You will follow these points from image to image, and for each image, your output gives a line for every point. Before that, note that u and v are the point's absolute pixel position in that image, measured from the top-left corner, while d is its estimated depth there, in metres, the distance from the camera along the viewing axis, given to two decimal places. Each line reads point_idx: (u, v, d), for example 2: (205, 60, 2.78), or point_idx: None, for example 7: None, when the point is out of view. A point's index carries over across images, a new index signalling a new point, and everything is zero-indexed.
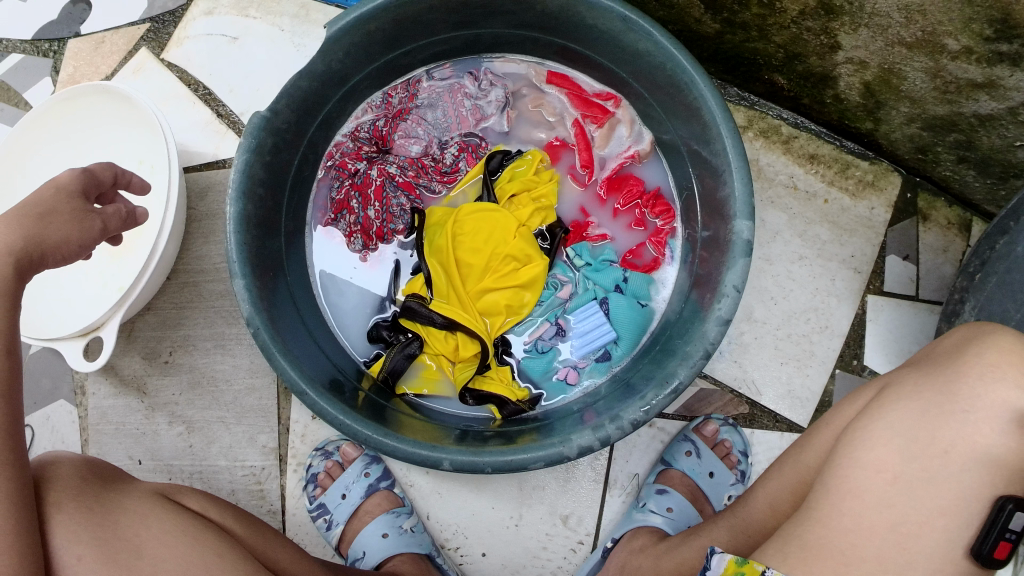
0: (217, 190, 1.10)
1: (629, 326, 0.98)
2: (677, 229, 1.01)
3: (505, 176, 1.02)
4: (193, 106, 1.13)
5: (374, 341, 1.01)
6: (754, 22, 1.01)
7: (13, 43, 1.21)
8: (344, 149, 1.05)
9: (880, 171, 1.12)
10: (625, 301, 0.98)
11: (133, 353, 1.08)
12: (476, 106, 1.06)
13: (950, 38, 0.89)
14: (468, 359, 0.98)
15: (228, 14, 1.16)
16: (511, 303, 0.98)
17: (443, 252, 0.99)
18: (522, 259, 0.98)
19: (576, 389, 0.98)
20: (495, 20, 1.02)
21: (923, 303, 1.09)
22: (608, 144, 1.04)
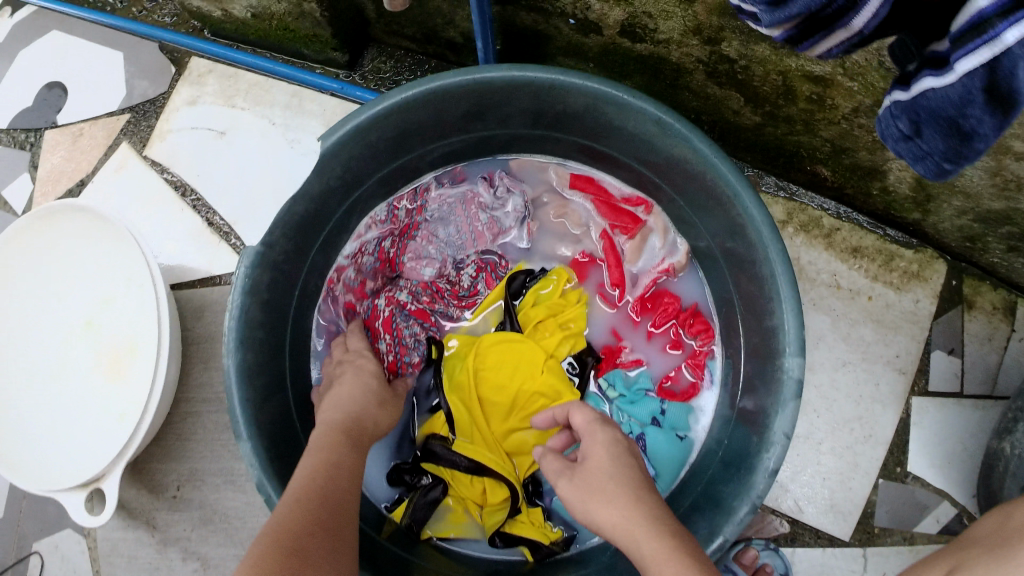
0: (214, 308, 1.02)
1: (669, 461, 0.92)
2: (715, 350, 0.96)
3: (529, 300, 0.98)
4: (181, 212, 1.04)
5: (394, 484, 0.93)
6: (801, 116, 0.95)
7: None
8: (348, 277, 1.00)
9: (925, 259, 1.06)
10: (663, 434, 0.92)
11: (140, 487, 1.03)
12: (493, 219, 1.02)
13: (1017, 140, 0.80)
14: (497, 504, 0.91)
15: (214, 104, 1.07)
16: (540, 443, 0.91)
17: (465, 390, 0.93)
18: (550, 395, 0.91)
19: None
20: (508, 122, 0.96)
21: (969, 399, 1.03)
22: (640, 257, 0.99)
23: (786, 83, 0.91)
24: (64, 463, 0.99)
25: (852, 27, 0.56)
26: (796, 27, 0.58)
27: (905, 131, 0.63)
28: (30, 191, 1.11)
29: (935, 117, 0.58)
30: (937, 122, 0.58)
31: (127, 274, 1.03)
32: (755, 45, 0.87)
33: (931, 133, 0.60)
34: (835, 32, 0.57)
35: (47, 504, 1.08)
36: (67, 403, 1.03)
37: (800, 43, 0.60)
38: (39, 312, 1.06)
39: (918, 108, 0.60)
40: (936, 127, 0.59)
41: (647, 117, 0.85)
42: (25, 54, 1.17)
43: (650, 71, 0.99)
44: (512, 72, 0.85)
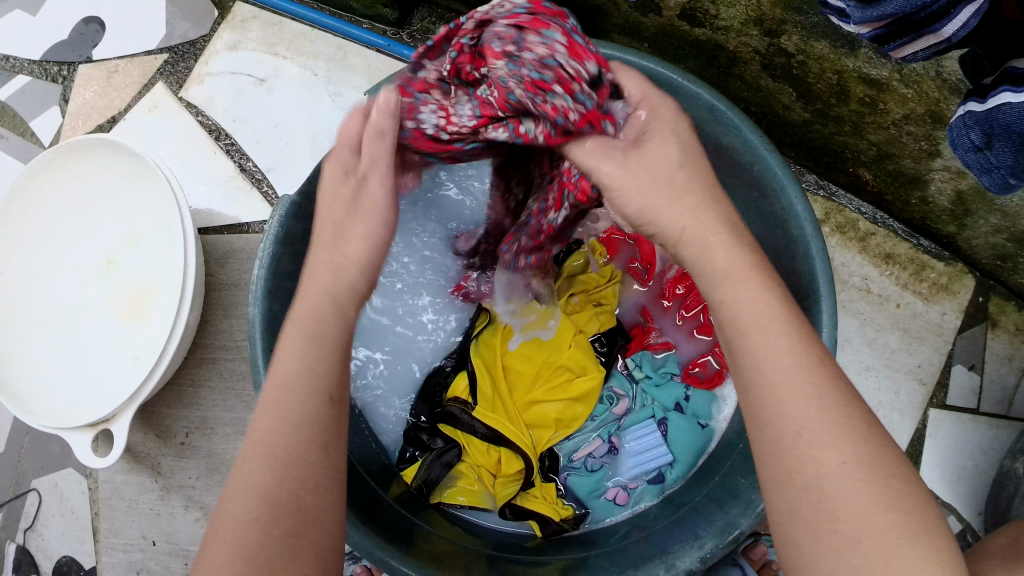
0: (238, 256, 1.00)
1: (688, 447, 0.93)
2: None
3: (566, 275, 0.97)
4: (215, 156, 1.02)
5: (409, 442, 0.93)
6: (849, 117, 0.95)
7: (22, 65, 1.12)
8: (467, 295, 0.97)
9: (955, 273, 1.06)
10: (685, 421, 0.94)
11: (147, 430, 1.01)
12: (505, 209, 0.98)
13: None
14: (512, 475, 0.90)
15: (255, 51, 1.04)
16: (562, 416, 0.91)
17: (490, 361, 0.93)
18: (577, 370, 0.92)
19: (625, 511, 0.93)
20: None
21: (984, 417, 1.03)
22: None
23: (840, 82, 0.90)
24: (76, 399, 0.98)
25: (942, 34, 0.57)
26: (885, 26, 0.59)
27: (975, 143, 0.63)
28: (58, 125, 1.10)
29: (1009, 132, 0.59)
30: (1010, 137, 0.59)
31: (154, 213, 1.03)
32: (816, 41, 0.86)
33: (1001, 147, 0.61)
34: (924, 36, 0.58)
35: (50, 443, 1.05)
36: (83, 340, 1.02)
37: (886, 43, 0.61)
38: (60, 248, 1.06)
39: (993, 122, 0.60)
40: (1003, 141, 0.60)
41: (701, 103, 0.86)
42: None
43: (705, 57, 0.99)
44: None
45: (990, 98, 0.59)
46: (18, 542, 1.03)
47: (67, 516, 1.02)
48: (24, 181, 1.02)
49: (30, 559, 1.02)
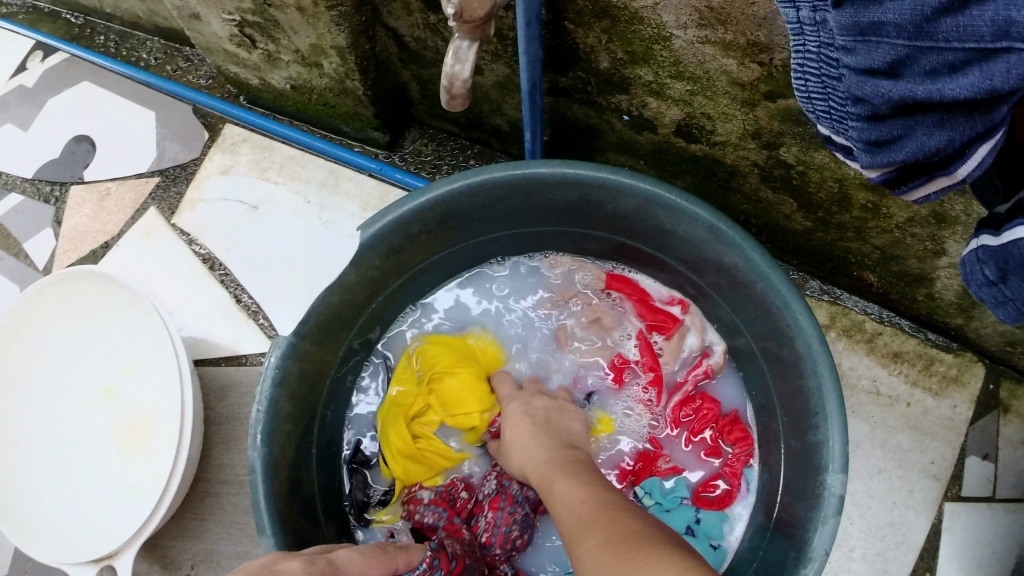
0: (237, 389, 0.99)
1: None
2: (754, 458, 0.95)
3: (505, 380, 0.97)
4: (209, 287, 1.00)
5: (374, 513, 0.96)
6: (852, 224, 0.94)
7: (14, 182, 1.15)
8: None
9: (963, 363, 1.04)
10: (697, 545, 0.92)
11: (151, 564, 0.99)
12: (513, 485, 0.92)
13: None
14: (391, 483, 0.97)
15: (246, 174, 1.03)
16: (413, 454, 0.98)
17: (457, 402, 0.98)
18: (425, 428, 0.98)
19: None
20: (548, 218, 0.95)
21: (1000, 503, 1.01)
22: (676, 358, 1.00)
23: (842, 190, 0.89)
24: (74, 531, 0.98)
25: (955, 175, 0.61)
26: (897, 170, 0.65)
27: (989, 277, 0.66)
28: (53, 249, 1.09)
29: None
30: (1023, 269, 0.63)
31: (152, 347, 1.01)
32: (815, 152, 0.86)
33: (1015, 277, 0.64)
34: (937, 177, 0.63)
35: (52, 572, 1.06)
36: (82, 468, 1.02)
37: (896, 182, 0.66)
38: (56, 376, 1.05)
39: (1006, 256, 0.64)
40: (1015, 271, 0.63)
41: (700, 222, 0.85)
42: (53, 104, 1.18)
43: (702, 172, 0.97)
44: (563, 169, 0.85)
45: (1007, 232, 0.63)
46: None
47: None
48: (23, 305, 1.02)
49: None
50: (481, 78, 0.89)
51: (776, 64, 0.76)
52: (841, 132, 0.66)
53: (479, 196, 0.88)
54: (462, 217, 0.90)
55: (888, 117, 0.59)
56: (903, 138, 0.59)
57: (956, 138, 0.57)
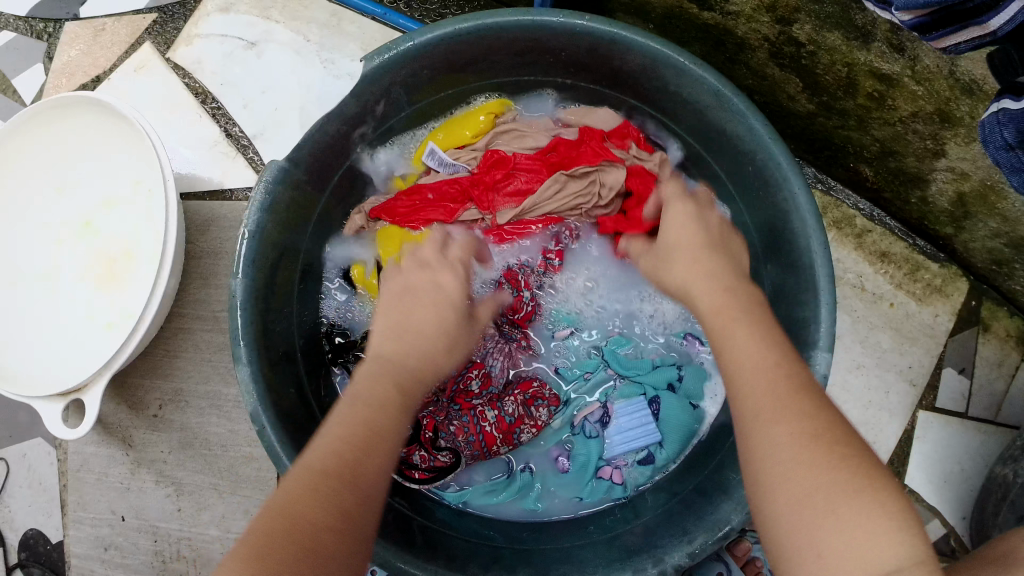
0: (220, 224, 0.98)
1: (683, 423, 0.90)
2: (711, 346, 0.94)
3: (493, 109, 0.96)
4: (200, 120, 0.99)
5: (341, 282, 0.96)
6: (855, 112, 0.94)
7: (6, 19, 1.06)
8: None
9: (949, 275, 1.05)
10: (676, 400, 0.91)
11: (120, 402, 0.98)
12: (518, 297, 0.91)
13: None
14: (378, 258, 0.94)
15: (248, 14, 1.01)
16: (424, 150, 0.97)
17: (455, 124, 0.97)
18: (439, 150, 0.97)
19: (623, 489, 0.90)
20: (557, 71, 0.95)
21: (971, 421, 1.03)
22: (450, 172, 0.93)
23: (850, 75, 0.89)
24: (42, 368, 0.94)
25: (988, 26, 0.56)
26: (929, 14, 0.58)
27: (1008, 141, 0.63)
28: (41, 84, 1.05)
29: None
30: None
31: (135, 176, 0.99)
32: (829, 32, 0.85)
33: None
34: (970, 26, 0.57)
35: (19, 412, 1.02)
36: (52, 304, 0.98)
37: (928, 32, 0.60)
38: (27, 206, 1.00)
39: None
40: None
41: (707, 86, 0.85)
42: None
43: (712, 41, 0.99)
44: (574, 20, 0.84)
45: None
46: None
47: (35, 487, 1.00)
48: (4, 134, 0.96)
49: None
50: None
51: None
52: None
53: (487, 42, 0.87)
54: (465, 58, 0.89)
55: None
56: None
57: None
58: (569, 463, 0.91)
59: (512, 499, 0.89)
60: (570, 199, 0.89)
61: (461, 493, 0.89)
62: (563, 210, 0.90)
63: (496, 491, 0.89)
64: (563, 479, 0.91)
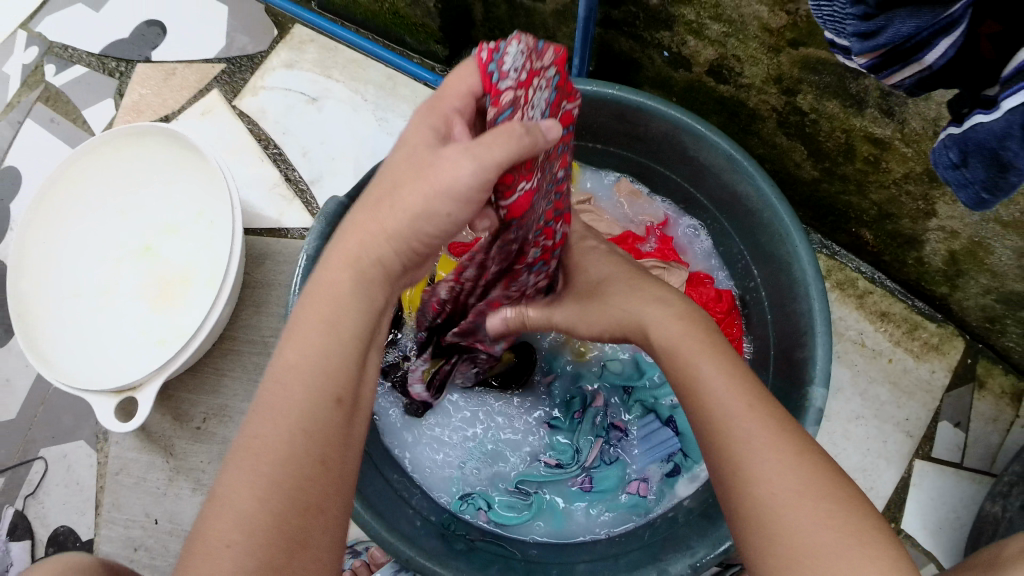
0: (274, 258, 1.08)
1: (699, 433, 0.98)
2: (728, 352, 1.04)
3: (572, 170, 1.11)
4: (261, 164, 1.10)
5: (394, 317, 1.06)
6: (854, 176, 1.03)
7: (80, 56, 1.20)
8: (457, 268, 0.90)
9: (946, 334, 1.12)
10: (692, 411, 0.99)
11: (164, 412, 1.06)
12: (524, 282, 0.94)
13: None
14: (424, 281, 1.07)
15: (310, 71, 1.14)
16: None
17: None
18: None
19: (654, 501, 0.97)
20: (591, 135, 1.06)
21: (966, 472, 1.07)
22: None
23: (848, 141, 0.98)
24: (96, 368, 1.01)
25: (925, 62, 0.61)
26: (879, 57, 0.64)
27: (953, 161, 0.65)
28: (110, 117, 1.17)
29: (982, 148, 0.61)
30: (981, 153, 0.61)
31: (200, 207, 1.09)
32: (828, 101, 0.95)
33: (976, 163, 0.63)
34: (910, 63, 0.62)
35: (63, 416, 1.10)
36: (107, 316, 1.06)
37: (881, 71, 0.66)
38: (94, 226, 1.09)
39: (967, 141, 0.62)
40: (976, 156, 0.62)
41: (720, 151, 0.94)
42: None
43: (727, 112, 1.08)
44: (603, 89, 0.95)
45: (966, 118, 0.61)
46: (16, 508, 1.07)
47: (72, 487, 1.07)
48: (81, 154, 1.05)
49: (26, 525, 1.06)
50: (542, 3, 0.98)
51: (802, 13, 0.86)
52: (842, 33, 0.66)
53: None
54: None
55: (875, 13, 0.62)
56: (884, 29, 0.62)
57: (922, 27, 0.59)
58: (592, 484, 0.98)
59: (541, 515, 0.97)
60: None
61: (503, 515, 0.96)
62: None
63: (518, 511, 0.97)
64: (587, 499, 0.98)
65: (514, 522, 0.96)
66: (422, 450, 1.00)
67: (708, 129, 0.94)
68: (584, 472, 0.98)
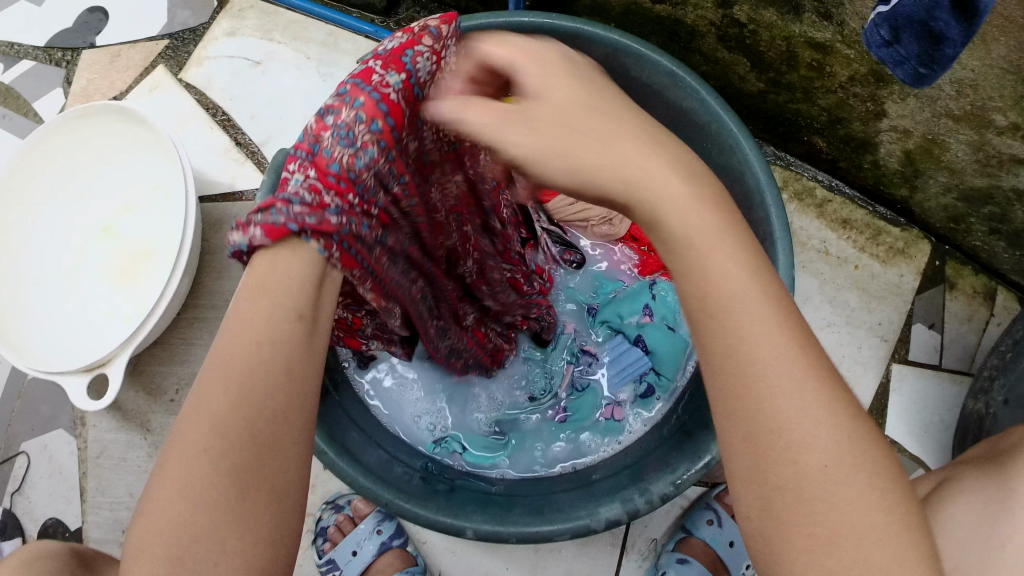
0: (231, 223, 1.06)
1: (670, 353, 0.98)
2: None
3: None
4: (211, 132, 1.09)
5: None
6: (800, 84, 1.02)
7: (25, 50, 1.20)
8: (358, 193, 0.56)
9: (911, 238, 1.12)
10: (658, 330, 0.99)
11: (136, 389, 1.06)
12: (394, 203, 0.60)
13: (999, 114, 0.86)
14: None
15: (254, 37, 1.13)
16: None
17: None
18: None
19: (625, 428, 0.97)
20: None
21: (946, 372, 1.08)
22: None
23: (790, 48, 0.98)
24: (69, 347, 1.02)
25: None
26: None
27: (886, 38, 0.67)
28: (61, 104, 1.17)
29: (912, 21, 0.63)
30: (912, 27, 0.63)
31: (154, 180, 1.08)
32: (764, 10, 0.94)
33: (908, 38, 0.65)
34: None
35: (40, 405, 1.10)
36: (74, 298, 1.06)
37: None
38: (56, 211, 1.09)
39: (896, 16, 0.64)
40: (910, 32, 0.64)
41: (662, 69, 0.95)
42: None
43: (666, 32, 1.07)
44: (544, 17, 0.94)
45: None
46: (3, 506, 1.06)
47: (55, 475, 1.07)
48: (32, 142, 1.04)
49: (15, 522, 1.05)
50: None
51: None
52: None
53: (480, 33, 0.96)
54: None
55: None
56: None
57: None
58: (567, 414, 0.99)
59: (520, 450, 0.97)
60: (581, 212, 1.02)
61: (479, 452, 0.96)
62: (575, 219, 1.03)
63: (492, 450, 0.96)
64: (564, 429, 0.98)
65: (488, 458, 0.95)
66: (398, 396, 0.99)
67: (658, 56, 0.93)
68: (558, 403, 0.99)
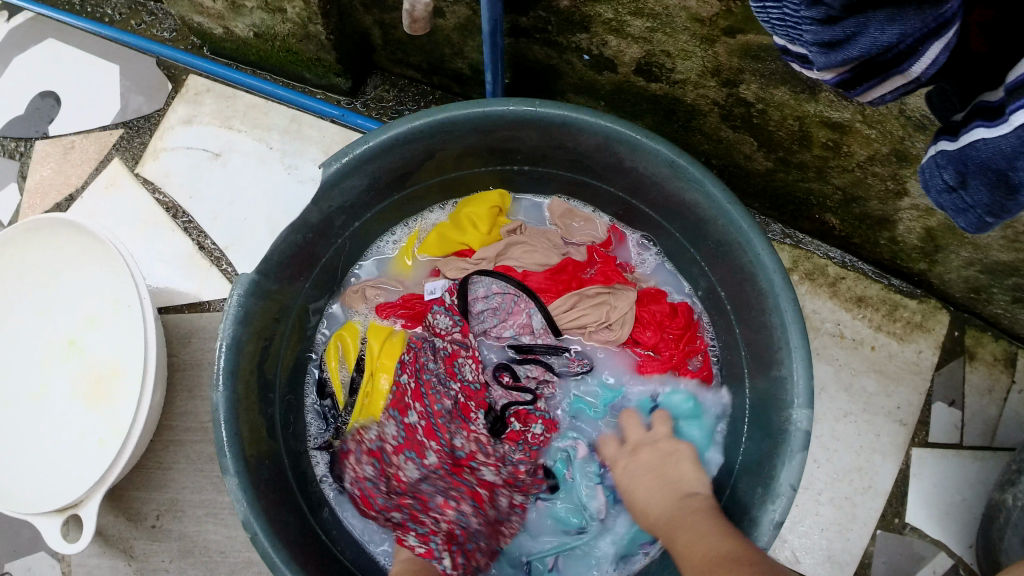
0: (200, 335, 1.01)
1: None
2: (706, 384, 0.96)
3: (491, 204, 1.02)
4: (173, 234, 1.04)
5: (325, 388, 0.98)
6: (814, 163, 0.94)
7: None
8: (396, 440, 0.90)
9: (928, 309, 1.05)
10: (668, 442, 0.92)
11: (117, 514, 0.99)
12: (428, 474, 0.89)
13: None
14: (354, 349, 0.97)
15: (211, 124, 1.08)
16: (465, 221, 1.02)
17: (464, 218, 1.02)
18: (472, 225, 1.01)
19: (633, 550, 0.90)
20: (536, 160, 0.96)
21: (968, 451, 1.01)
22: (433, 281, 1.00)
23: (802, 128, 0.89)
24: (39, 481, 0.94)
25: (909, 74, 0.51)
26: (850, 69, 0.53)
27: (947, 182, 0.55)
28: (17, 202, 1.08)
29: (984, 167, 0.51)
30: (985, 173, 0.51)
31: (114, 294, 0.99)
32: (775, 88, 0.85)
33: (976, 183, 0.53)
34: (891, 77, 0.52)
35: (21, 527, 1.02)
36: (41, 424, 0.98)
37: (852, 87, 0.55)
38: (16, 329, 1.01)
39: (966, 160, 0.52)
40: (979, 177, 0.52)
41: (660, 158, 0.84)
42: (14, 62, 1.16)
43: (663, 110, 0.99)
44: (524, 106, 0.84)
45: (961, 135, 0.52)
46: None
47: None
48: None
49: None
50: (443, 19, 0.91)
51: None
52: (797, 41, 0.54)
53: (462, 133, 0.88)
54: (429, 151, 0.89)
55: (844, 17, 0.49)
56: (854, 38, 0.50)
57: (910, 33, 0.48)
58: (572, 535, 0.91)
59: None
60: (578, 318, 0.95)
61: None
62: (572, 326, 0.96)
63: None
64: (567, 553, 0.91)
65: None
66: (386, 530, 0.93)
67: (658, 145, 0.83)
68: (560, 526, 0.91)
